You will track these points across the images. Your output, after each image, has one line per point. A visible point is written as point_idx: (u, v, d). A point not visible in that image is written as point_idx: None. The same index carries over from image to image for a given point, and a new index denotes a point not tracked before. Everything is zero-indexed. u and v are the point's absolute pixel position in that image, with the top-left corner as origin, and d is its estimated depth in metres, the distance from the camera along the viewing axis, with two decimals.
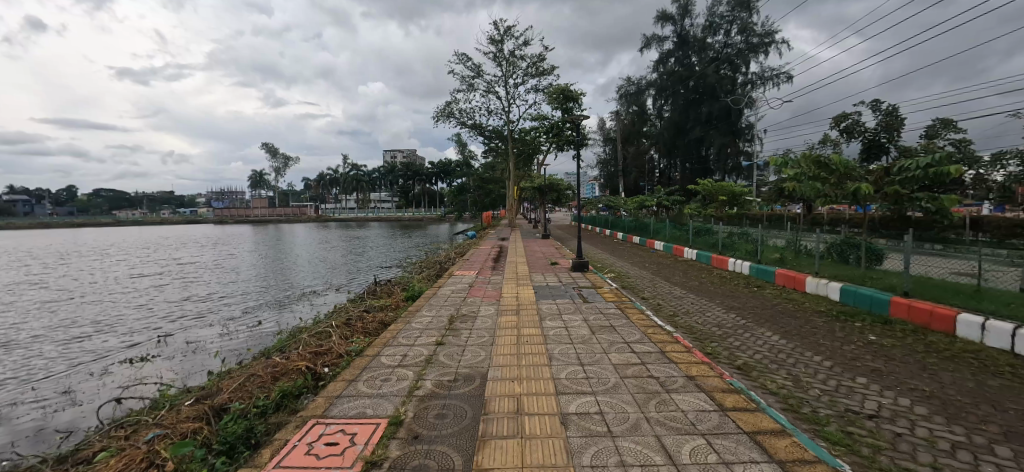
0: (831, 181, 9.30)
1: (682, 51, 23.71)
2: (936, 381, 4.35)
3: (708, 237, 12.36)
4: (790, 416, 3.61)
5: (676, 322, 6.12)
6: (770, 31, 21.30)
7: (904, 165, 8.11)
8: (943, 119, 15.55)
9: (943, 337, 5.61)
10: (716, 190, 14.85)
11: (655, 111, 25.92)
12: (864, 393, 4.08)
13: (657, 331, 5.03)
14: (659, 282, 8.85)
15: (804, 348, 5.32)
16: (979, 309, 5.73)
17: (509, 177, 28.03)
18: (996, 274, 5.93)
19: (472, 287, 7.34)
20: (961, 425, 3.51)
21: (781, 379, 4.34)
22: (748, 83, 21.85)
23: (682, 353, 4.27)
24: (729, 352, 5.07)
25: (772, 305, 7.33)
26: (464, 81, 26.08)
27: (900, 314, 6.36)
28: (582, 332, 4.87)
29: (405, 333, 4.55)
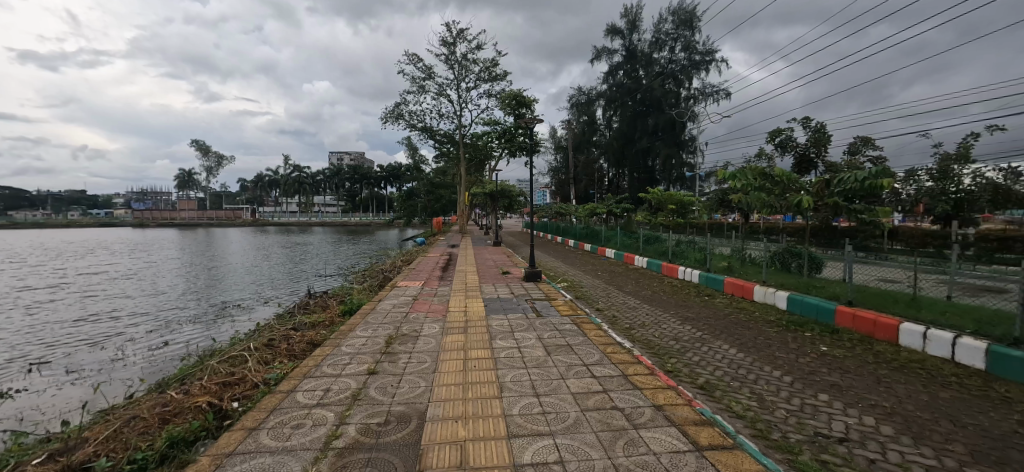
0: (775, 192, 9.43)
1: (630, 64, 24.10)
2: (892, 395, 4.27)
3: (658, 245, 12.32)
4: (760, 444, 3.34)
5: (633, 337, 5.83)
6: (711, 49, 22.21)
7: (843, 178, 8.32)
8: (863, 137, 16.72)
9: (888, 346, 5.64)
10: (664, 200, 14.97)
11: (605, 121, 26.22)
12: (829, 412, 3.91)
13: (617, 350, 4.72)
14: (613, 292, 8.57)
15: (761, 361, 5.16)
16: (918, 318, 5.81)
17: (461, 182, 27.39)
18: (931, 284, 6.09)
19: (416, 300, 6.72)
20: (929, 446, 3.37)
21: (745, 399, 4.11)
22: (691, 98, 22.65)
23: (646, 376, 4.05)
24: (690, 369, 4.82)
25: (724, 315, 7.22)
26: (415, 83, 25.33)
27: (845, 323, 6.38)
28: (536, 353, 4.45)
29: (331, 362, 3.87)
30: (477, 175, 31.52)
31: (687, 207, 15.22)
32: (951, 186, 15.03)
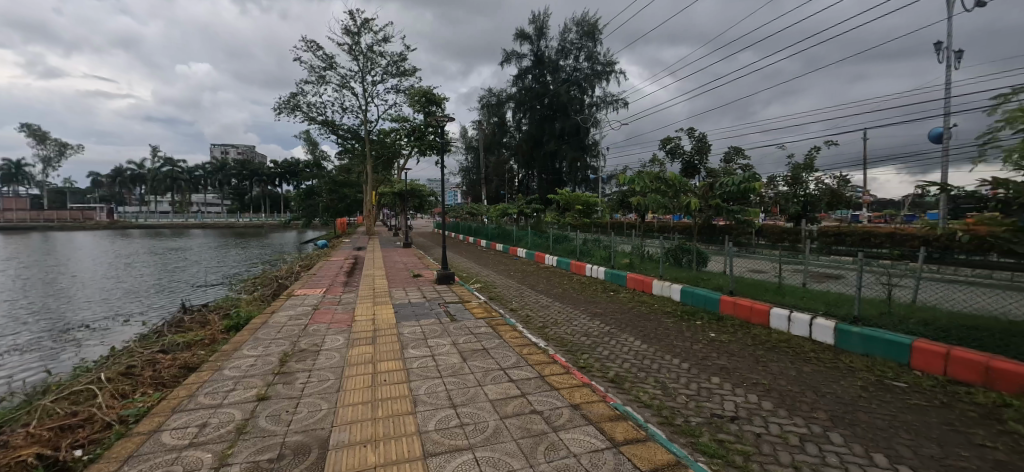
0: (669, 195, 10.20)
1: (538, 69, 24.70)
2: (769, 373, 4.76)
3: (567, 244, 12.70)
4: (666, 431, 3.49)
5: (546, 335, 5.86)
6: (612, 61, 23.62)
7: (724, 183, 9.25)
8: (736, 146, 18.90)
9: (762, 330, 6.24)
10: (571, 200, 15.54)
11: (514, 123, 26.57)
12: (721, 394, 4.24)
13: (534, 351, 4.71)
14: (525, 292, 8.62)
15: (662, 351, 5.48)
16: (785, 303, 6.52)
17: (366, 180, 26.02)
18: (793, 274, 7.00)
19: (317, 310, 6.13)
20: (800, 416, 3.78)
21: (651, 389, 4.30)
22: (594, 105, 23.90)
23: (562, 375, 4.08)
24: (601, 363, 4.96)
25: (628, 309, 7.59)
26: (314, 72, 23.50)
27: (728, 310, 6.96)
28: (451, 360, 4.26)
29: (206, 391, 3.30)
30: (384, 174, 30.21)
31: (593, 208, 15.94)
32: (803, 190, 18.02)
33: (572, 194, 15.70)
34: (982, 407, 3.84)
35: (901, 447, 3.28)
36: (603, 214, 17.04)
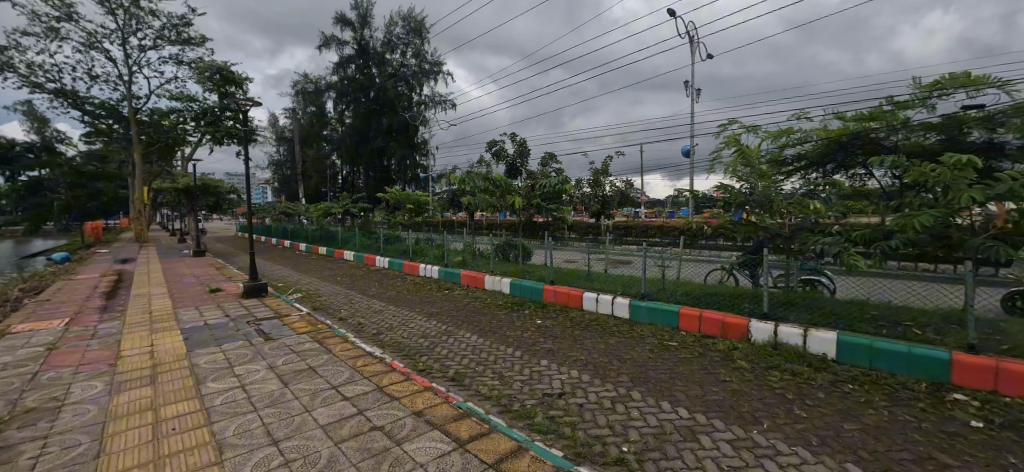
0: (496, 194, 10.62)
1: (362, 60, 23.21)
2: (587, 349, 5.12)
3: (399, 245, 12.18)
4: (503, 418, 3.40)
5: (377, 340, 5.25)
6: (439, 60, 23.62)
7: (542, 184, 10.07)
8: (549, 152, 21.10)
9: (576, 311, 6.86)
10: (400, 199, 14.95)
11: (335, 115, 24.45)
12: (550, 373, 4.32)
13: (370, 362, 4.33)
14: (355, 298, 7.87)
15: (498, 343, 5.33)
16: (593, 288, 7.34)
17: (135, 174, 20.70)
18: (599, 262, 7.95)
19: (56, 351, 4.51)
20: (611, 382, 4.13)
21: (490, 381, 4.10)
22: (423, 104, 23.52)
23: (402, 383, 3.84)
24: (440, 363, 4.55)
25: (463, 305, 7.51)
26: (43, 24, 17.66)
27: (549, 298, 7.46)
28: (268, 388, 3.64)
29: None
30: (164, 167, 24.55)
31: (424, 206, 15.65)
32: (602, 191, 20.88)
33: (401, 192, 15.14)
34: (723, 351, 4.94)
35: (679, 392, 3.91)
36: (435, 214, 16.90)
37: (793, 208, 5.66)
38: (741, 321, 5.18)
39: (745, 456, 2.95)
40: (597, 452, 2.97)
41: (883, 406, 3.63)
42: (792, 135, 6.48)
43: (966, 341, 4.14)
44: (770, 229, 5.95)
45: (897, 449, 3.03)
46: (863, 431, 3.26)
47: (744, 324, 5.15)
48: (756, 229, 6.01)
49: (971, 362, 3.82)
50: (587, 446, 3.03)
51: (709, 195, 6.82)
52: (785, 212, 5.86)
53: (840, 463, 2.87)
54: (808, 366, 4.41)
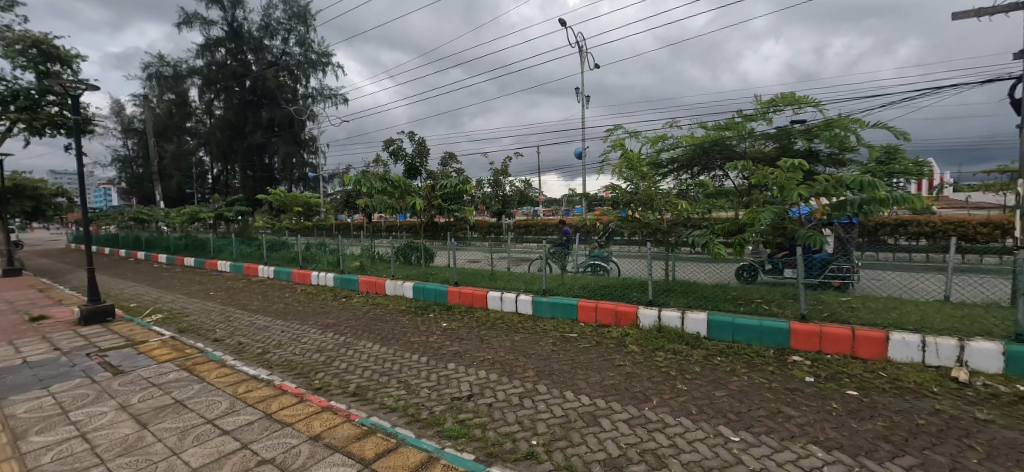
0: (395, 196, 10.17)
1: (235, 44, 20.68)
2: (494, 348, 5.09)
3: (286, 251, 11.07)
4: (411, 429, 3.15)
5: (261, 361, 4.65)
6: (327, 51, 22.06)
7: (444, 185, 9.87)
8: (449, 152, 20.90)
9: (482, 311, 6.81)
10: (287, 201, 13.64)
11: (201, 104, 21.48)
12: (458, 377, 4.19)
13: (255, 386, 3.83)
14: (234, 315, 6.92)
15: (403, 350, 5.10)
16: (498, 287, 7.36)
17: None
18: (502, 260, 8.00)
19: None
20: (518, 378, 4.13)
21: (395, 391, 3.83)
22: (309, 97, 21.80)
23: (295, 406, 3.43)
24: (339, 378, 4.16)
25: (363, 314, 7.01)
26: None
27: (455, 299, 7.31)
28: (121, 434, 3.01)
29: None
30: None
31: (315, 208, 14.46)
32: (502, 191, 21.25)
33: (287, 193, 13.81)
34: (616, 338, 5.25)
35: (580, 381, 4.04)
36: (328, 217, 15.70)
37: (669, 206, 6.27)
38: (630, 310, 5.56)
39: (640, 432, 3.09)
40: (508, 450, 2.88)
41: (744, 372, 4.12)
42: (664, 142, 7.22)
43: (799, 312, 4.92)
44: (651, 225, 6.52)
45: (758, 408, 3.42)
46: (733, 396, 3.64)
47: (633, 311, 5.53)
48: (639, 225, 6.57)
49: (803, 330, 4.52)
50: (498, 445, 2.93)
51: (599, 195, 7.17)
52: (663, 208, 6.43)
53: (717, 427, 3.14)
54: (686, 344, 4.87)
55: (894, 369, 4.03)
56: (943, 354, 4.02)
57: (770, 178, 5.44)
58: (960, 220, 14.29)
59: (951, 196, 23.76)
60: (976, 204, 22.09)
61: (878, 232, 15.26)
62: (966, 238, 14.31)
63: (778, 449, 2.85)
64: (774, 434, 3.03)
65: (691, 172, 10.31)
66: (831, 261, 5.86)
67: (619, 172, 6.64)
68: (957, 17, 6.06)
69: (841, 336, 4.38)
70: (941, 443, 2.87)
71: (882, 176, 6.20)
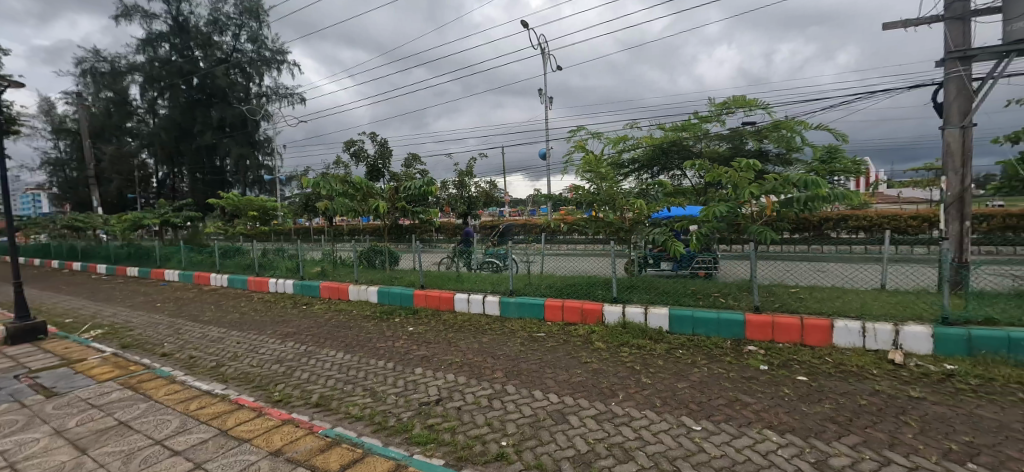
0: (357, 198, 9.91)
1: (180, 39, 19.54)
2: (462, 350, 5.05)
3: (241, 258, 10.57)
4: (378, 438, 3.07)
5: (215, 374, 4.41)
6: (281, 48, 21.28)
7: (408, 186, 9.70)
8: (412, 154, 20.62)
9: (449, 314, 6.73)
10: (241, 205, 13.03)
11: (143, 102, 20.20)
12: (426, 381, 4.12)
13: (209, 402, 3.63)
14: (185, 327, 6.52)
15: (368, 356, 4.96)
16: (465, 289, 7.29)
17: None
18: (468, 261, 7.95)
19: None
20: (486, 380, 4.11)
21: (360, 399, 3.73)
22: (263, 96, 21.02)
23: (253, 421, 3.27)
24: (301, 389, 4.00)
25: (325, 321, 6.77)
26: None
27: (421, 302, 7.19)
28: (56, 461, 2.77)
29: None
30: None
31: (272, 213, 13.91)
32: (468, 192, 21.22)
33: (241, 197, 13.20)
34: (583, 335, 5.32)
35: (548, 379, 4.06)
36: (286, 221, 15.13)
37: (631, 205, 6.42)
38: (596, 307, 5.64)
39: (608, 427, 3.14)
40: (478, 452, 2.85)
41: (704, 364, 4.26)
42: (625, 143, 7.38)
43: (753, 304, 5.15)
44: (615, 224, 6.66)
45: (717, 397, 3.54)
46: (694, 387, 3.76)
47: (598, 309, 5.62)
48: (603, 225, 6.69)
49: (757, 321, 4.73)
50: (468, 449, 2.89)
51: (563, 195, 7.22)
52: (625, 207, 6.58)
53: (679, 418, 3.23)
54: (649, 339, 4.99)
55: (838, 354, 4.28)
56: (880, 338, 4.30)
57: (724, 178, 5.67)
58: (894, 214, 15.41)
59: (885, 192, 25.68)
60: (906, 199, 23.96)
61: (822, 227, 16.24)
62: (899, 230, 15.47)
63: (737, 435, 2.95)
64: (734, 422, 3.14)
65: (651, 172, 10.59)
66: (694, 256, 5.95)
67: (582, 173, 6.72)
68: (887, 27, 6.50)
69: (791, 325, 4.61)
70: (882, 422, 3.06)
71: (825, 175, 6.59)
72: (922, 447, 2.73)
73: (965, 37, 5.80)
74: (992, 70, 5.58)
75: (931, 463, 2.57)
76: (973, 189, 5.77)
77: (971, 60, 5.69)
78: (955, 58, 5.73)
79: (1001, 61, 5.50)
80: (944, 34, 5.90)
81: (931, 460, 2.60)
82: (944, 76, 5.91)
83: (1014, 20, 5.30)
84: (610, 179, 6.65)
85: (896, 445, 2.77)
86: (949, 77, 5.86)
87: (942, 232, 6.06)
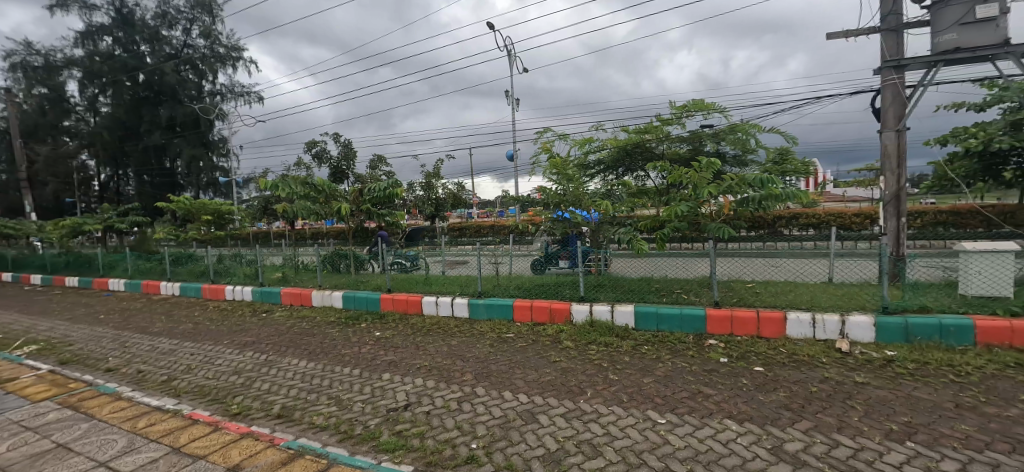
0: (319, 201, 9.63)
1: (124, 32, 18.33)
2: (430, 354, 4.99)
3: (194, 265, 10.06)
4: (343, 447, 2.99)
5: (167, 389, 4.17)
6: (236, 45, 20.43)
7: (372, 188, 9.49)
8: (377, 155, 20.26)
9: (417, 318, 6.63)
10: (194, 209, 12.40)
11: (82, 99, 18.87)
12: (393, 387, 4.05)
13: (159, 419, 3.43)
14: (132, 340, 6.14)
15: (333, 364, 4.82)
16: (433, 291, 7.21)
17: None
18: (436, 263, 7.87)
19: None
20: (455, 383, 4.07)
21: (325, 408, 3.62)
22: (217, 94, 20.28)
23: (209, 436, 3.11)
24: (261, 400, 3.84)
25: (286, 329, 6.52)
26: None
27: (388, 307, 7.05)
28: None
29: None
30: None
31: (228, 217, 13.31)
32: (435, 193, 21.05)
33: (194, 201, 12.56)
34: (551, 335, 5.36)
35: (518, 380, 4.07)
36: (243, 226, 14.52)
37: (596, 205, 6.53)
38: (564, 307, 5.68)
39: (576, 424, 3.17)
40: (447, 457, 2.82)
41: (668, 359, 4.37)
42: (590, 144, 7.48)
43: (713, 299, 5.34)
44: (581, 225, 6.77)
45: (680, 390, 3.65)
46: (659, 381, 3.85)
47: (566, 308, 5.67)
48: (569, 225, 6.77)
49: (716, 315, 4.90)
50: (436, 454, 2.86)
51: (530, 196, 7.25)
52: (591, 208, 6.68)
53: (645, 412, 3.30)
54: (616, 336, 5.08)
55: (792, 345, 4.48)
56: (829, 328, 4.54)
57: (684, 178, 5.85)
58: (839, 212, 16.35)
59: (832, 191, 27.23)
60: (850, 198, 25.51)
61: (776, 224, 17.05)
62: (844, 227, 16.44)
63: (699, 426, 3.04)
64: (696, 413, 3.24)
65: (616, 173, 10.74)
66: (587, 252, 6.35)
67: (548, 174, 6.76)
68: (830, 36, 6.89)
69: (748, 318, 4.80)
70: (831, 407, 3.23)
71: (778, 175, 6.92)
72: (867, 429, 2.90)
73: (898, 47, 6.22)
74: (922, 79, 6.00)
75: (875, 443, 2.73)
76: (908, 188, 6.20)
77: (904, 69, 6.10)
78: (890, 67, 6.13)
79: (930, 70, 5.92)
80: (881, 44, 6.30)
81: (875, 441, 2.76)
82: (880, 83, 6.31)
83: (941, 32, 5.72)
84: (576, 180, 6.73)
85: (844, 428, 2.92)
86: (885, 84, 6.26)
87: (881, 229, 6.46)
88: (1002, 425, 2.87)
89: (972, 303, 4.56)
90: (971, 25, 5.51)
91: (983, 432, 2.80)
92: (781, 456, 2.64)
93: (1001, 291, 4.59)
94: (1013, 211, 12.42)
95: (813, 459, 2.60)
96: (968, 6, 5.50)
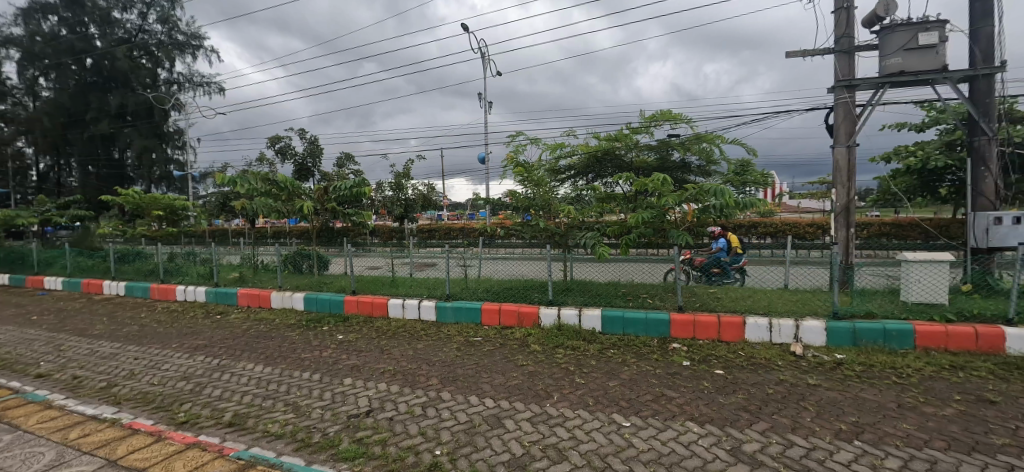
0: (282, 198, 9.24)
1: (71, 13, 17.00)
2: (393, 358, 4.84)
3: (142, 263, 9.47)
4: (299, 456, 2.85)
5: (105, 397, 3.88)
6: (195, 31, 19.65)
7: (337, 186, 9.11)
8: (346, 153, 19.73)
9: (382, 320, 6.47)
10: (145, 203, 11.64)
11: (21, 83, 17.40)
12: (354, 392, 3.92)
13: (95, 429, 3.19)
14: (68, 344, 5.68)
15: (292, 369, 4.62)
16: (396, 294, 7.09)
17: None
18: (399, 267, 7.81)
19: None
20: (420, 387, 3.98)
21: (280, 416, 3.45)
22: (173, 82, 19.49)
23: (151, 447, 2.91)
24: (211, 407, 3.64)
25: (243, 332, 6.19)
26: None
27: (353, 309, 6.83)
28: None
29: None
30: None
31: (180, 213, 12.64)
32: (404, 194, 20.75)
33: (143, 195, 11.77)
34: (519, 338, 5.33)
35: (485, 384, 4.01)
36: (199, 222, 13.80)
37: (563, 210, 6.57)
38: (533, 310, 5.67)
39: (543, 428, 3.16)
40: (410, 464, 2.74)
41: (633, 362, 4.43)
42: (562, 150, 7.54)
43: (677, 304, 5.46)
44: (549, 229, 6.79)
45: (645, 393, 3.70)
46: (624, 385, 3.88)
47: (534, 312, 5.66)
48: (538, 229, 6.81)
49: (680, 319, 5.01)
50: (399, 461, 2.77)
51: (501, 200, 7.21)
52: (560, 213, 6.73)
53: (610, 415, 3.32)
54: (583, 340, 5.11)
55: (750, 348, 4.64)
56: (784, 332, 4.72)
57: (648, 187, 5.93)
58: (794, 222, 17.17)
59: (787, 202, 28.92)
60: (803, 209, 27.12)
61: (737, 232, 17.65)
62: (799, 236, 17.29)
63: (662, 429, 3.09)
64: (659, 416, 3.28)
65: (587, 178, 11.28)
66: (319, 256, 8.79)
67: (516, 178, 6.74)
68: (789, 55, 7.21)
69: (710, 323, 4.93)
70: (785, 407, 3.35)
71: (739, 185, 7.18)
72: (819, 429, 3.02)
73: (850, 68, 6.57)
74: (871, 99, 6.36)
75: (826, 443, 2.84)
76: (857, 200, 6.53)
77: (854, 89, 6.46)
78: (842, 86, 6.48)
79: (878, 91, 6.29)
80: (834, 65, 6.64)
81: (826, 441, 2.87)
82: (833, 102, 6.64)
83: (887, 56, 6.07)
84: (545, 184, 6.73)
85: (798, 429, 3.03)
86: (837, 103, 6.60)
87: (833, 238, 6.74)
88: (939, 424, 3.05)
89: (912, 309, 4.84)
90: (914, 50, 5.88)
91: (922, 430, 2.96)
92: (740, 457, 2.70)
93: (937, 297, 4.89)
94: (948, 223, 13.47)
95: (769, 459, 2.67)
96: (911, 33, 5.88)
